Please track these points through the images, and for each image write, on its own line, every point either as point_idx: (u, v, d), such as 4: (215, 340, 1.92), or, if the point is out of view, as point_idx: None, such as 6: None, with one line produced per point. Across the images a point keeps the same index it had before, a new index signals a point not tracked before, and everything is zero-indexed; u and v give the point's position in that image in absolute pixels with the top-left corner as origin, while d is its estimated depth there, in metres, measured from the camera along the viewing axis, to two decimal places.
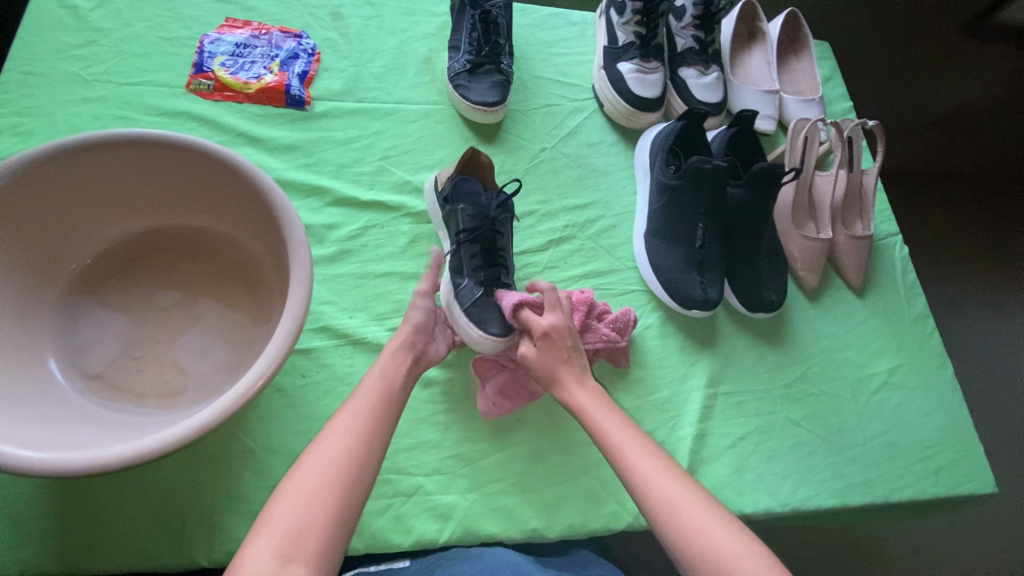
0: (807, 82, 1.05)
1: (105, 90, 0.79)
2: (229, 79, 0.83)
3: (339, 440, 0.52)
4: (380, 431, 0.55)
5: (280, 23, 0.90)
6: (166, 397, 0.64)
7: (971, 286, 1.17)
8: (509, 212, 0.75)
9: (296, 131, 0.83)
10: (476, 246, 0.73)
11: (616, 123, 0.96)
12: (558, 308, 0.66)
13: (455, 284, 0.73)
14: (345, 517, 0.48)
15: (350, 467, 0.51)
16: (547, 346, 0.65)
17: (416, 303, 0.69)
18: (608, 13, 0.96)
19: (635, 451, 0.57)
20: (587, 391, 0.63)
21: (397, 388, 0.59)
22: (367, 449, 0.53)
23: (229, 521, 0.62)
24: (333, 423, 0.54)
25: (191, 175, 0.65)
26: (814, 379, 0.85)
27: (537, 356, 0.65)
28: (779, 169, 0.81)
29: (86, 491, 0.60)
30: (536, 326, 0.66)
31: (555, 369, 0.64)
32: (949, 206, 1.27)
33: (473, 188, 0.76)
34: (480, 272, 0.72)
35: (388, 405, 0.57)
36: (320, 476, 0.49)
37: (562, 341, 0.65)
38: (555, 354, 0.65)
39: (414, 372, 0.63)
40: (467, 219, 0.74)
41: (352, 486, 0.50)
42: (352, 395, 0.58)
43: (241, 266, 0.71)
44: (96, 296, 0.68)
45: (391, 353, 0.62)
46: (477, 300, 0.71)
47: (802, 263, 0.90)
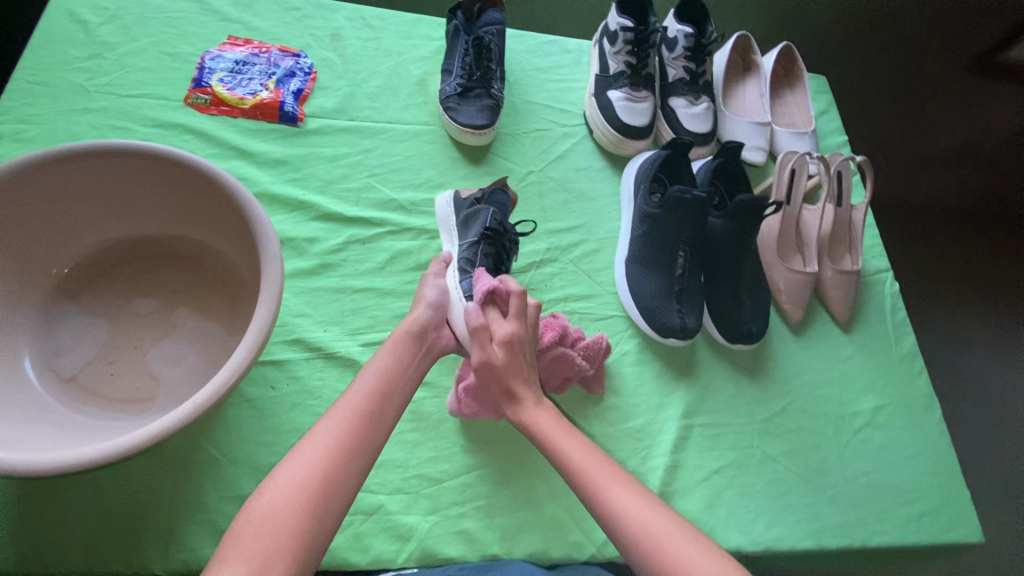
0: (801, 115, 1.06)
1: (106, 101, 0.82)
2: (226, 95, 0.86)
3: (324, 441, 0.51)
4: (369, 433, 0.54)
5: (281, 42, 0.93)
6: (135, 403, 0.64)
7: (967, 327, 1.15)
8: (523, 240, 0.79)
9: (287, 146, 0.85)
10: (492, 248, 0.75)
11: (605, 150, 0.97)
12: (521, 317, 0.65)
13: (461, 272, 0.74)
14: (325, 519, 0.47)
15: (333, 470, 0.50)
16: (505, 356, 0.63)
17: (431, 282, 0.70)
18: (601, 42, 0.97)
19: (614, 490, 0.55)
20: (547, 421, 0.62)
21: (393, 388, 0.58)
22: (354, 452, 0.52)
23: (185, 530, 0.62)
24: (321, 423, 0.53)
25: (177, 186, 0.67)
26: (794, 414, 0.83)
27: (493, 365, 0.63)
28: (760, 202, 0.80)
29: (50, 492, 0.61)
30: (496, 332, 0.64)
31: (509, 383, 0.63)
32: (949, 244, 1.25)
33: (505, 200, 0.79)
34: (486, 274, 0.74)
35: (379, 406, 0.56)
36: (300, 478, 0.48)
37: (518, 348, 0.64)
38: (512, 367, 0.64)
39: (416, 368, 0.62)
40: (494, 220, 0.76)
41: (334, 488, 0.49)
42: (344, 393, 0.57)
43: (221, 277, 0.73)
44: (80, 300, 0.69)
45: (390, 350, 0.61)
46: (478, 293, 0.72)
47: (786, 296, 0.89)
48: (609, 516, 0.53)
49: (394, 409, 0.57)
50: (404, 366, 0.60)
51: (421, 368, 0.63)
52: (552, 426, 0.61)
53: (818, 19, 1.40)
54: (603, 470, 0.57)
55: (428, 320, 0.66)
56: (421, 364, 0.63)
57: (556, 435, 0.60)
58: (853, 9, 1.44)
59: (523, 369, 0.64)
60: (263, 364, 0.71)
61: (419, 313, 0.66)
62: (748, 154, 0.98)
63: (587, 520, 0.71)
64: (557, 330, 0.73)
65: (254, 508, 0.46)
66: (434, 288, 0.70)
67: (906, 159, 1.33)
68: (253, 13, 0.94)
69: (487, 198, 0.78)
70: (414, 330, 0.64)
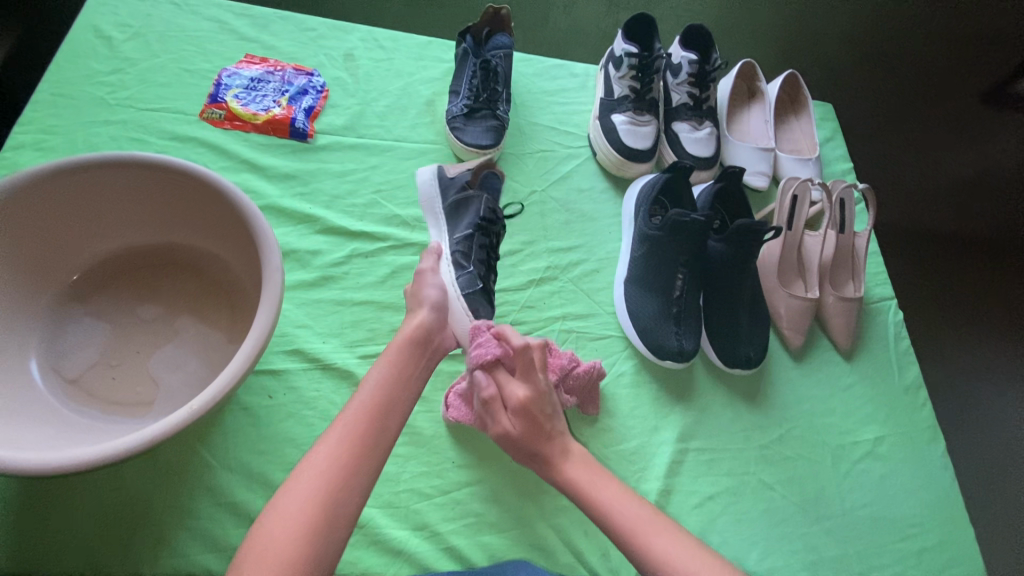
0: (806, 142, 1.06)
1: (124, 113, 0.86)
2: (240, 110, 0.89)
3: (322, 465, 0.51)
4: (367, 456, 0.53)
5: (295, 61, 0.96)
6: (135, 407, 0.66)
7: (974, 360, 1.13)
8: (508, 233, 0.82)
9: (296, 161, 0.88)
10: (486, 240, 0.76)
11: (607, 171, 0.98)
12: (531, 377, 0.63)
13: (458, 267, 0.74)
14: (325, 546, 0.47)
15: (332, 497, 0.49)
16: (522, 421, 0.62)
17: (429, 281, 0.69)
18: (606, 67, 0.99)
19: (637, 519, 0.56)
20: (568, 452, 0.62)
21: (392, 405, 0.57)
22: (353, 479, 0.51)
23: (176, 536, 0.62)
24: (319, 445, 0.53)
25: (188, 197, 0.70)
26: (792, 442, 0.82)
27: (514, 433, 0.62)
28: (760, 226, 0.80)
29: (46, 492, 0.62)
30: (509, 397, 0.62)
31: (534, 446, 0.61)
32: (959, 275, 1.24)
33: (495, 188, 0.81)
34: (483, 266, 0.75)
35: (378, 425, 0.55)
36: (298, 506, 0.48)
37: (538, 413, 0.62)
38: (532, 429, 0.61)
39: (415, 381, 0.61)
40: (487, 210, 0.77)
41: (333, 515, 0.49)
42: (343, 411, 0.56)
43: (226, 287, 0.75)
44: (88, 304, 0.71)
45: (388, 365, 0.60)
46: (475, 292, 0.73)
47: (787, 322, 0.89)
48: (638, 546, 0.55)
49: (393, 428, 0.56)
50: (402, 380, 0.59)
51: (421, 382, 0.62)
52: (583, 468, 0.61)
53: (823, 53, 1.42)
54: (633, 510, 0.57)
55: (432, 325, 0.65)
56: (420, 378, 0.61)
57: (587, 469, 0.61)
58: (862, 39, 1.45)
59: (546, 428, 0.62)
60: (261, 373, 0.72)
61: (422, 316, 0.65)
62: (751, 179, 0.99)
63: (577, 542, 0.70)
64: (558, 372, 0.72)
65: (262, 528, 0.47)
66: (434, 287, 0.69)
67: (914, 190, 1.32)
68: (270, 33, 0.97)
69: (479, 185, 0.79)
70: (417, 337, 0.63)
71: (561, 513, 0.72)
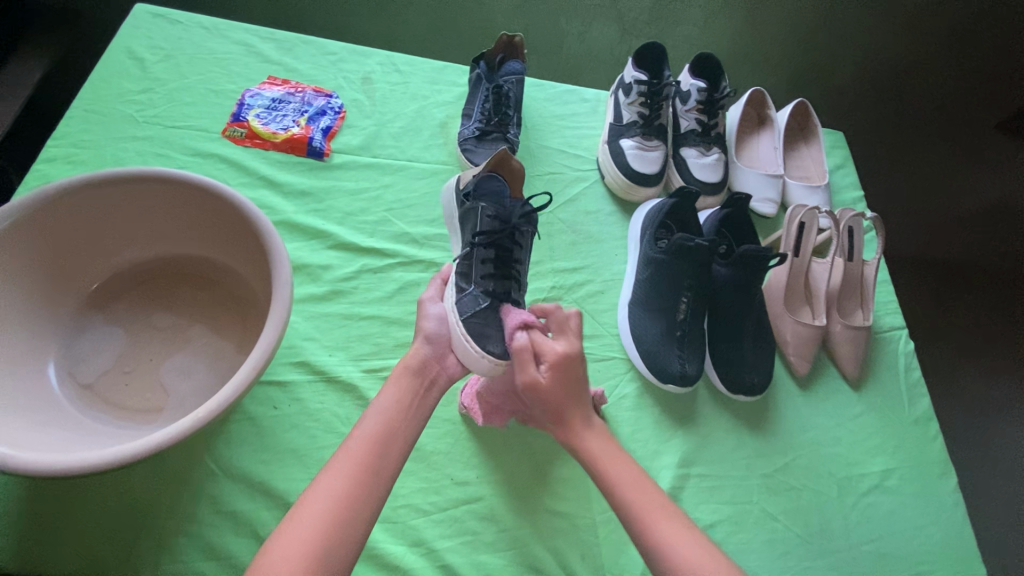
0: (815, 169, 1.06)
1: (151, 130, 0.90)
2: (260, 129, 0.92)
3: (327, 496, 0.52)
4: (371, 488, 0.54)
5: (315, 84, 1.00)
6: (145, 414, 0.67)
7: (982, 395, 1.14)
8: (530, 223, 0.74)
9: (312, 178, 0.91)
10: (489, 251, 0.72)
11: (615, 195, 1.00)
12: (568, 334, 0.63)
13: (458, 289, 0.70)
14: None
15: (336, 529, 0.50)
16: (556, 376, 0.61)
17: (428, 313, 0.69)
18: (616, 93, 1.01)
19: (651, 513, 0.56)
20: (595, 433, 0.63)
21: (395, 437, 0.58)
22: (357, 511, 0.52)
23: (178, 542, 0.63)
24: (321, 477, 0.53)
25: (207, 212, 0.72)
26: (797, 472, 0.81)
27: (545, 387, 0.61)
28: (766, 254, 0.81)
29: (53, 495, 0.64)
30: (546, 352, 0.62)
31: (562, 404, 0.62)
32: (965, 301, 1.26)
33: (496, 187, 0.75)
34: (487, 281, 0.70)
35: (380, 457, 0.56)
36: (305, 535, 0.49)
37: (571, 368, 0.62)
38: (564, 385, 0.62)
39: (418, 412, 0.61)
40: (486, 219, 0.73)
41: (338, 546, 0.49)
42: (346, 442, 0.57)
43: (238, 298, 0.77)
44: (105, 313, 0.74)
45: (392, 398, 0.61)
46: (478, 311, 0.67)
47: (794, 348, 0.88)
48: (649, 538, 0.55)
49: (397, 461, 0.57)
50: (405, 412, 0.60)
51: (424, 414, 0.62)
52: (604, 451, 0.61)
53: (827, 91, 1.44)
54: (647, 506, 0.57)
55: (427, 356, 0.65)
56: (425, 406, 0.62)
57: (607, 459, 0.60)
58: (876, 68, 1.43)
59: (575, 388, 0.63)
60: (267, 383, 0.74)
61: (418, 350, 0.65)
62: (759, 206, 1.00)
63: (573, 564, 0.70)
64: None
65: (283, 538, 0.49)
66: (433, 320, 0.68)
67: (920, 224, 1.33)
68: (293, 56, 1.02)
69: (478, 189, 0.75)
70: (413, 366, 0.64)
71: (559, 535, 0.72)
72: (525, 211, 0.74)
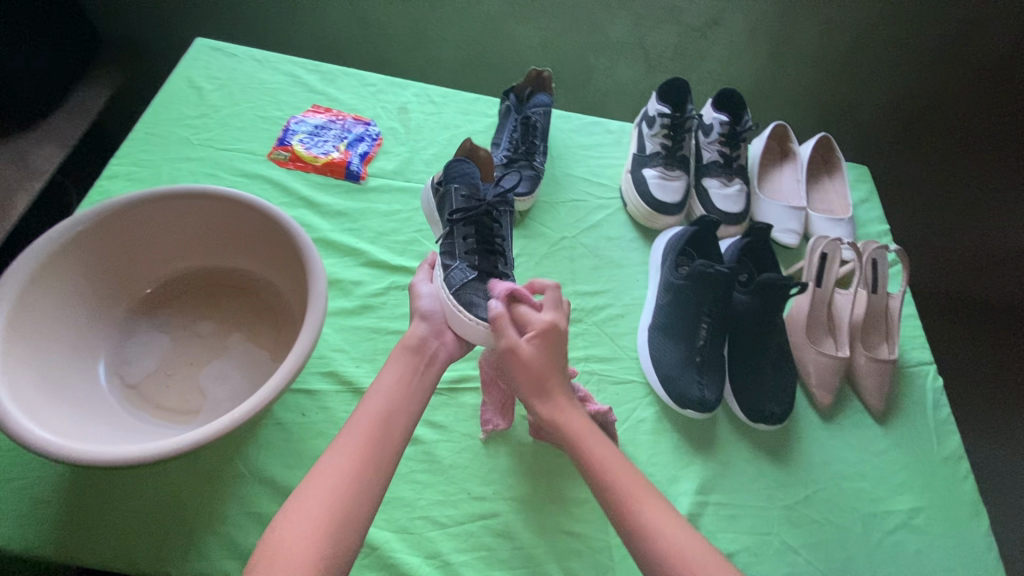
0: (839, 203, 1.07)
1: (204, 152, 0.97)
2: (303, 153, 0.99)
3: (324, 489, 0.53)
4: (377, 461, 0.56)
5: (355, 112, 1.06)
6: (182, 414, 0.71)
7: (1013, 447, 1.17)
8: (504, 202, 0.79)
9: (348, 200, 0.96)
10: (469, 229, 0.77)
11: (637, 222, 1.02)
12: (556, 309, 0.67)
13: (445, 267, 0.75)
14: (345, 541, 0.51)
15: (347, 499, 0.53)
16: (539, 344, 0.64)
17: (423, 293, 0.75)
18: (640, 125, 1.05)
19: (637, 500, 0.57)
20: (575, 412, 0.65)
21: (397, 415, 0.60)
22: (354, 502, 0.53)
23: (205, 540, 0.66)
24: (327, 454, 0.56)
25: (252, 228, 0.78)
26: (819, 505, 0.79)
27: (525, 354, 0.64)
28: (783, 282, 0.83)
29: (95, 486, 0.67)
30: (531, 321, 0.66)
31: (543, 374, 0.64)
32: (986, 342, 1.29)
33: (466, 169, 0.81)
34: (473, 257, 0.76)
35: (383, 433, 0.58)
36: (306, 520, 0.50)
37: (554, 339, 0.65)
38: (548, 355, 0.65)
39: (418, 392, 0.64)
40: (461, 199, 0.78)
41: (336, 543, 0.50)
42: (350, 421, 0.59)
43: (275, 309, 0.81)
44: (153, 319, 0.79)
45: (392, 379, 0.63)
46: (466, 283, 0.73)
47: (816, 379, 0.88)
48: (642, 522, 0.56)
49: (398, 441, 0.59)
50: (405, 391, 0.63)
51: (424, 392, 0.65)
52: (584, 425, 0.63)
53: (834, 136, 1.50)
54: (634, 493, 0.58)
55: (425, 333, 0.70)
56: (420, 398, 0.64)
57: (589, 437, 0.62)
58: (903, 105, 1.43)
59: (556, 359, 0.66)
60: (297, 392, 0.77)
61: (417, 328, 0.70)
62: (781, 236, 1.00)
63: None
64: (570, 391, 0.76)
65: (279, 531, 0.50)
66: (428, 298, 0.74)
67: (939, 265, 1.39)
68: (336, 87, 1.09)
69: (448, 174, 0.81)
70: (411, 345, 0.67)
71: (574, 556, 0.72)
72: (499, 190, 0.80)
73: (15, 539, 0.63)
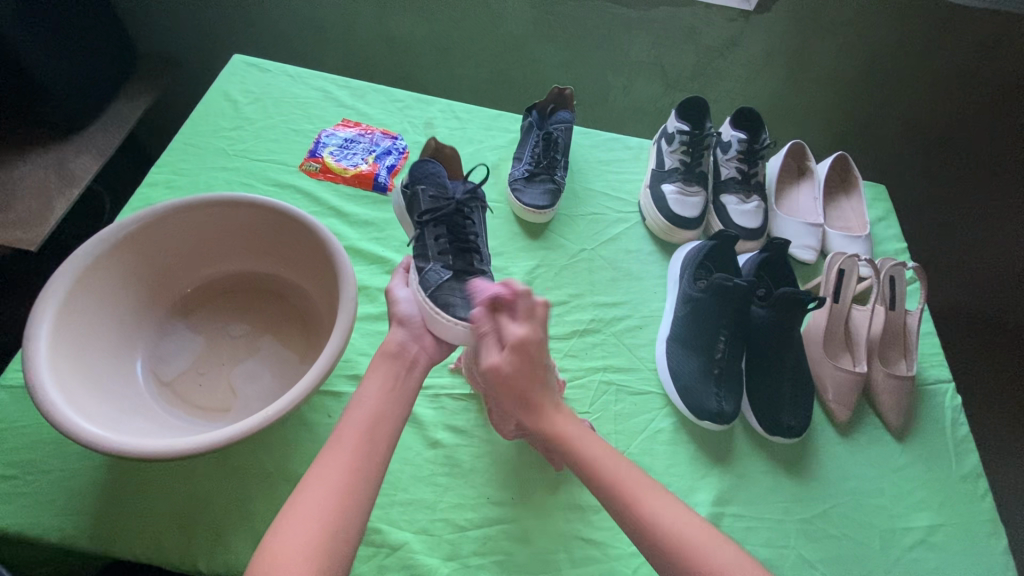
0: (856, 220, 1.08)
1: (239, 162, 1.01)
2: (333, 164, 1.03)
3: (330, 489, 0.56)
4: (367, 466, 0.59)
5: (384, 127, 1.10)
6: (213, 412, 0.74)
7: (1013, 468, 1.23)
8: (472, 198, 0.82)
9: (375, 211, 0.99)
10: (440, 228, 0.79)
11: (655, 236, 1.04)
12: (531, 319, 0.66)
13: (420, 270, 0.77)
14: (345, 543, 0.53)
15: (346, 502, 0.55)
16: (516, 358, 0.65)
17: (400, 298, 0.77)
18: (659, 142, 1.08)
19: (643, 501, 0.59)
20: (564, 417, 0.67)
21: (386, 421, 0.64)
22: (355, 503, 0.56)
23: (232, 535, 0.68)
24: (318, 459, 0.59)
25: (286, 234, 0.81)
26: (836, 519, 0.79)
27: (505, 369, 0.65)
28: (803, 296, 0.84)
29: (128, 480, 0.70)
30: (507, 336, 0.66)
31: (525, 387, 0.66)
32: (993, 359, 1.35)
33: (432, 168, 0.82)
34: (446, 255, 0.78)
35: (372, 439, 0.61)
36: (313, 520, 0.53)
37: (531, 352, 0.65)
38: (526, 367, 0.65)
39: (401, 398, 0.67)
40: (429, 199, 0.80)
41: (339, 543, 0.53)
42: (341, 422, 0.63)
43: (304, 314, 0.84)
44: (188, 320, 0.83)
45: (376, 386, 0.66)
46: (441, 284, 0.75)
47: (833, 394, 0.88)
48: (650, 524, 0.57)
49: (389, 442, 0.63)
50: (390, 397, 0.65)
51: (407, 397, 0.67)
52: (578, 429, 0.65)
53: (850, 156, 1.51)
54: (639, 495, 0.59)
55: (403, 339, 0.72)
56: (404, 394, 0.67)
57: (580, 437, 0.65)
58: (921, 125, 1.44)
59: (538, 369, 0.66)
60: (324, 394, 0.80)
61: (394, 335, 0.73)
62: (798, 252, 1.02)
63: None
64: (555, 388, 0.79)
65: (286, 530, 0.52)
66: (406, 303, 0.76)
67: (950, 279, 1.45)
68: (365, 102, 1.14)
69: (414, 175, 0.83)
70: (391, 351, 0.70)
71: (590, 562, 0.72)
72: (466, 186, 0.83)
73: (52, 530, 0.66)
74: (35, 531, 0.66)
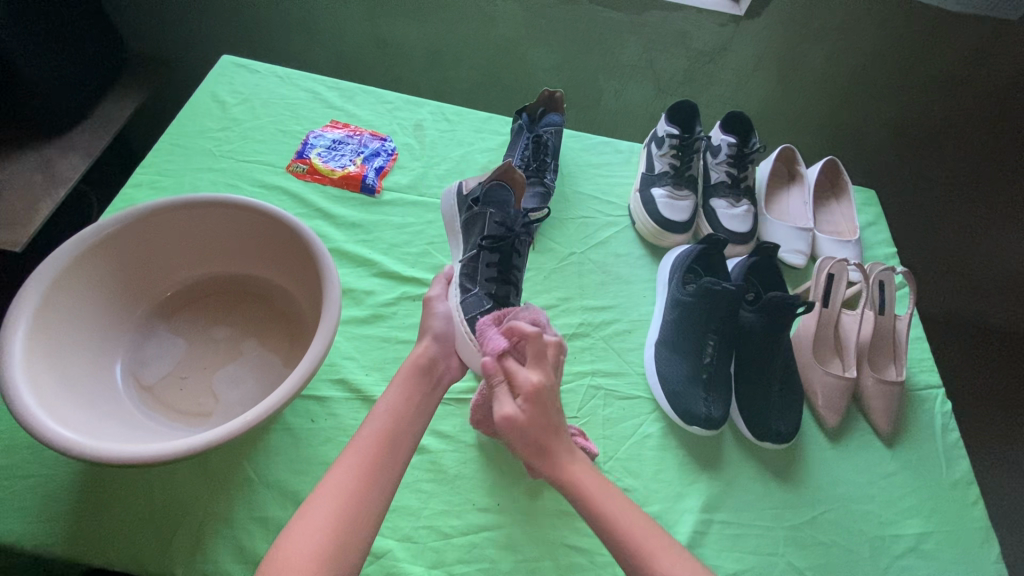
0: (846, 225, 1.08)
1: (225, 163, 1.00)
2: (320, 166, 1.02)
3: (335, 498, 0.54)
4: (380, 474, 0.58)
5: (372, 128, 1.10)
6: (195, 416, 0.73)
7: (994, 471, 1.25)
8: (529, 234, 0.84)
9: (363, 213, 0.98)
10: (495, 255, 0.80)
11: (645, 240, 1.04)
12: (541, 364, 0.65)
13: (464, 290, 0.78)
14: (351, 552, 0.52)
15: (349, 510, 0.54)
16: (530, 407, 0.63)
17: (435, 312, 0.75)
18: (649, 146, 1.07)
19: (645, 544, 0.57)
20: (582, 468, 0.63)
21: (402, 431, 0.62)
22: (364, 513, 0.54)
23: (212, 541, 0.66)
24: (336, 465, 0.58)
25: (270, 236, 0.80)
26: (826, 526, 0.78)
27: (520, 420, 0.62)
28: (793, 300, 0.84)
29: (107, 486, 0.68)
30: (519, 383, 0.64)
31: (539, 435, 0.63)
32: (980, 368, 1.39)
33: (504, 196, 0.84)
34: (491, 284, 0.79)
35: (388, 446, 0.60)
36: (319, 531, 0.52)
37: (545, 398, 0.63)
38: (541, 413, 0.63)
39: (423, 409, 0.66)
40: (494, 225, 0.81)
41: (343, 553, 0.51)
42: (359, 432, 0.61)
43: (289, 317, 0.83)
44: (170, 322, 0.81)
45: (399, 396, 0.65)
46: (482, 311, 0.76)
47: (824, 400, 0.87)
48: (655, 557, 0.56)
49: (405, 451, 0.61)
50: (413, 407, 0.64)
51: (427, 411, 0.66)
52: (594, 479, 0.62)
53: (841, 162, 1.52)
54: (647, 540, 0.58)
55: (435, 354, 0.70)
56: (428, 406, 0.66)
57: (597, 490, 0.61)
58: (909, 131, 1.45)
59: (551, 416, 0.64)
60: (307, 398, 0.79)
61: (426, 347, 0.71)
62: (788, 256, 1.02)
63: None
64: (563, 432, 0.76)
65: (292, 541, 0.51)
66: (440, 318, 0.74)
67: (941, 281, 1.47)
68: (354, 104, 1.13)
69: (485, 198, 0.83)
70: (421, 365, 0.68)
71: (576, 570, 0.71)
72: (525, 220, 0.84)
73: (26, 537, 0.64)
74: (7, 537, 0.64)
